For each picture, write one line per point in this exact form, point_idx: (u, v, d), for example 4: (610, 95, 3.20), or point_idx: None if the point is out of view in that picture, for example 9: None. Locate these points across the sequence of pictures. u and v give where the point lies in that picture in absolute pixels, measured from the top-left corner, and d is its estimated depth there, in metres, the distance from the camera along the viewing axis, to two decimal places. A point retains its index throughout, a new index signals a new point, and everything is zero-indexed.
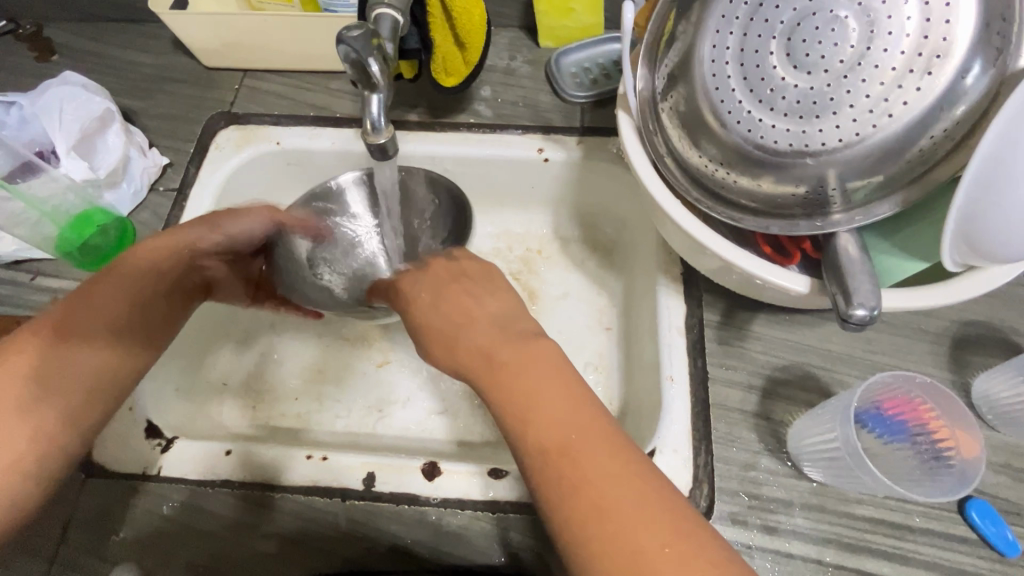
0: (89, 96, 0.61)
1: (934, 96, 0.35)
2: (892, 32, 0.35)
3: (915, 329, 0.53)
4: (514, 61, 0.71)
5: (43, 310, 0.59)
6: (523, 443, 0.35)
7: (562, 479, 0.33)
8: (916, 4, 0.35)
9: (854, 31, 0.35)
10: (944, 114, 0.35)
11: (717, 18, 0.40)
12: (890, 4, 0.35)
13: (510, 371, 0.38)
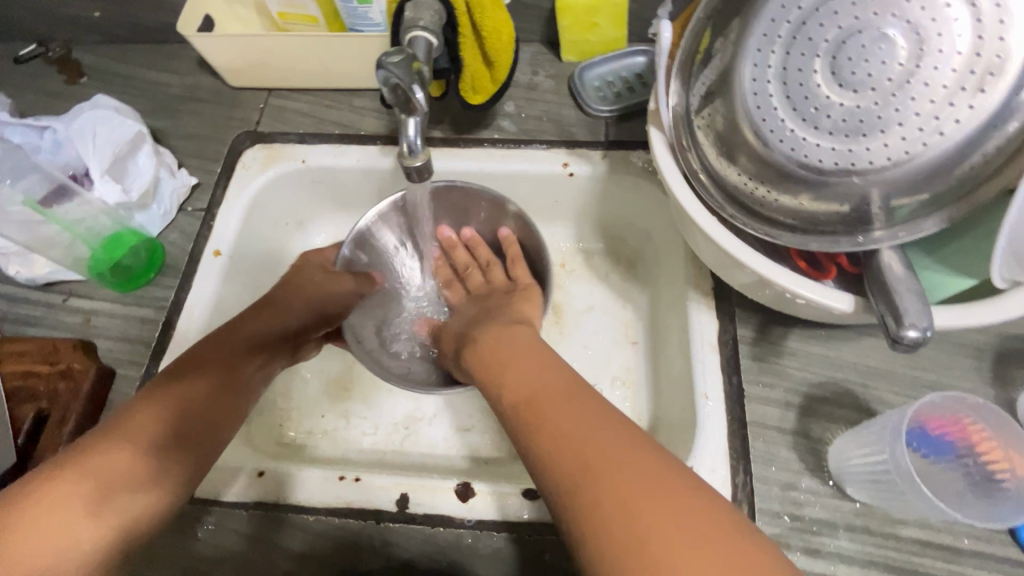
0: (121, 119, 0.61)
1: (986, 115, 0.34)
2: (941, 50, 0.34)
3: (956, 343, 0.52)
4: (537, 76, 0.71)
5: (76, 331, 0.59)
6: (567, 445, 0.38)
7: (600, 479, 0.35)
8: (967, 21, 0.34)
9: (902, 48, 0.35)
10: (996, 131, 0.35)
11: (758, 37, 0.39)
12: (940, 21, 0.34)
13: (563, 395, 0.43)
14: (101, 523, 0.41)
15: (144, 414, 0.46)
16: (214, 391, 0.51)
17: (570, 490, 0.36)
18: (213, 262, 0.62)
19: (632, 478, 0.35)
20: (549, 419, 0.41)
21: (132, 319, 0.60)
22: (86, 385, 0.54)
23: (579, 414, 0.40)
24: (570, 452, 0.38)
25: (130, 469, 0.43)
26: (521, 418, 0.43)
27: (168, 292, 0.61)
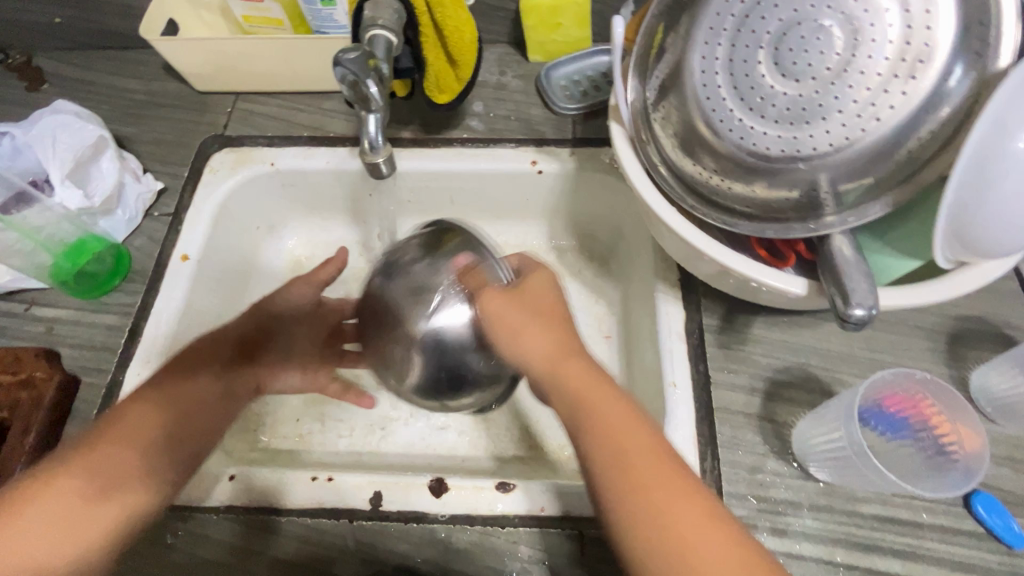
0: (81, 124, 0.61)
1: (919, 102, 0.36)
2: (876, 39, 0.36)
3: (911, 325, 0.54)
4: (504, 77, 0.72)
5: (39, 340, 0.58)
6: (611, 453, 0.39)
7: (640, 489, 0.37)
8: (897, 12, 0.36)
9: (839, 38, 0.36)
10: (928, 116, 0.37)
11: (706, 30, 0.41)
12: (872, 12, 0.36)
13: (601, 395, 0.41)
14: (108, 511, 0.42)
15: (135, 416, 0.47)
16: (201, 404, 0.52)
17: (622, 496, 0.38)
18: (180, 267, 0.61)
19: (674, 483, 0.37)
20: (604, 420, 0.40)
21: (98, 326, 0.59)
22: (48, 395, 0.53)
23: (629, 425, 0.40)
24: (622, 456, 0.38)
25: (118, 472, 0.44)
26: (575, 407, 0.41)
27: (134, 298, 0.61)
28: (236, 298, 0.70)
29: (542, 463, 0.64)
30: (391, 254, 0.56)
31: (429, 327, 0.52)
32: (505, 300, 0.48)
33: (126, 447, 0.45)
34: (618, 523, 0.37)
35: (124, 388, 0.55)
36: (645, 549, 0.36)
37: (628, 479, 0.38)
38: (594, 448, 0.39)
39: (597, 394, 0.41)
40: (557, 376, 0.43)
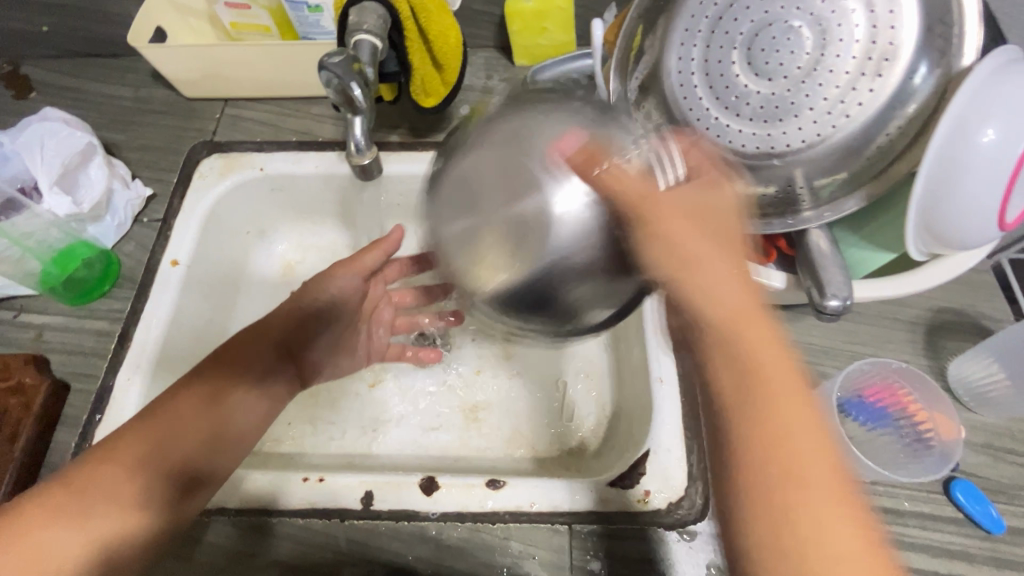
0: (69, 130, 0.61)
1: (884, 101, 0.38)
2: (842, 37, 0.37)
3: (892, 318, 0.55)
4: (491, 80, 0.73)
5: (28, 347, 0.58)
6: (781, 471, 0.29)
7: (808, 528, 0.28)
8: (863, 12, 0.37)
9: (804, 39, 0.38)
10: (897, 112, 0.38)
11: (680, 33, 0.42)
12: (839, 13, 0.37)
13: (785, 396, 0.31)
14: (84, 534, 0.40)
15: (128, 437, 0.44)
16: (195, 423, 0.46)
17: (764, 494, 0.29)
18: (170, 272, 0.62)
19: (850, 512, 0.28)
20: (770, 403, 0.30)
21: (88, 332, 0.59)
22: (37, 401, 0.53)
23: (816, 448, 0.30)
24: (781, 450, 0.29)
25: (96, 500, 0.41)
26: (743, 370, 0.31)
27: (124, 304, 0.61)
28: (227, 303, 0.70)
29: (534, 461, 0.65)
30: (485, 127, 0.37)
31: (560, 207, 0.34)
32: (686, 218, 0.33)
33: (113, 466, 0.42)
34: (750, 530, 0.29)
35: (115, 394, 0.55)
36: (770, 561, 0.28)
37: (783, 478, 0.29)
38: (744, 430, 0.30)
39: (771, 366, 0.31)
40: (727, 331, 0.32)
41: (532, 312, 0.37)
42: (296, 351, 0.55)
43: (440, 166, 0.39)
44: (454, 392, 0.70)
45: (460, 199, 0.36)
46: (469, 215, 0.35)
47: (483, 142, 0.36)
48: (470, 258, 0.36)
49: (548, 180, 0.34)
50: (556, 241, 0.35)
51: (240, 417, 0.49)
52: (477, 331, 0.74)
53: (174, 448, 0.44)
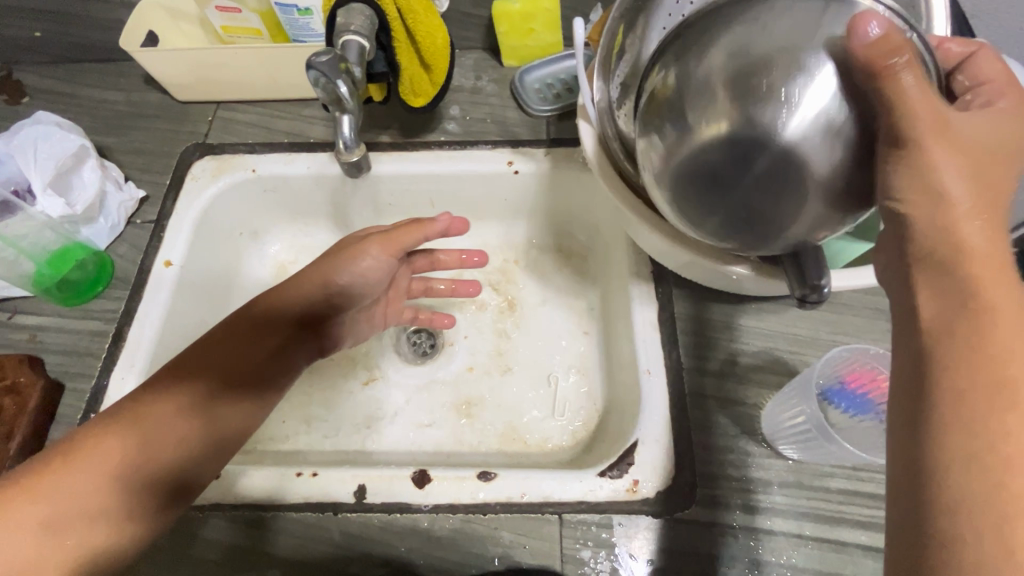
0: (63, 134, 0.62)
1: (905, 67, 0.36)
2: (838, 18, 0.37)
3: (873, 309, 0.56)
4: (480, 81, 0.74)
5: (22, 347, 0.59)
6: (996, 373, 0.28)
7: (1009, 428, 0.27)
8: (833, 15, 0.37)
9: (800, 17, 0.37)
10: None
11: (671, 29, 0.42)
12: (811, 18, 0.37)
13: (1005, 312, 0.30)
14: (60, 542, 0.40)
15: (102, 438, 0.44)
16: (178, 421, 0.47)
17: (966, 399, 0.28)
18: (163, 273, 0.62)
19: None
20: (1007, 346, 0.29)
21: (81, 332, 0.60)
22: (32, 401, 0.53)
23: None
24: (1007, 393, 0.28)
25: (86, 504, 0.42)
26: (983, 312, 0.30)
27: (118, 304, 0.61)
28: (220, 303, 0.70)
29: (526, 455, 0.65)
30: (726, 68, 0.36)
31: (801, 130, 0.35)
32: (959, 154, 0.34)
33: (88, 469, 0.42)
34: (945, 419, 0.29)
35: (109, 394, 0.55)
36: (962, 456, 0.27)
37: (986, 387, 0.28)
38: (978, 368, 0.29)
39: (1014, 313, 0.30)
40: (974, 278, 0.31)
41: (742, 238, 0.40)
42: (296, 349, 0.56)
43: (668, 111, 0.39)
44: (448, 389, 0.71)
45: (709, 143, 0.37)
46: (726, 159, 0.36)
47: (722, 87, 0.36)
48: (702, 188, 0.38)
49: (794, 98, 0.35)
50: (798, 180, 0.36)
51: (238, 418, 0.50)
52: (470, 328, 0.75)
53: (167, 451, 0.45)
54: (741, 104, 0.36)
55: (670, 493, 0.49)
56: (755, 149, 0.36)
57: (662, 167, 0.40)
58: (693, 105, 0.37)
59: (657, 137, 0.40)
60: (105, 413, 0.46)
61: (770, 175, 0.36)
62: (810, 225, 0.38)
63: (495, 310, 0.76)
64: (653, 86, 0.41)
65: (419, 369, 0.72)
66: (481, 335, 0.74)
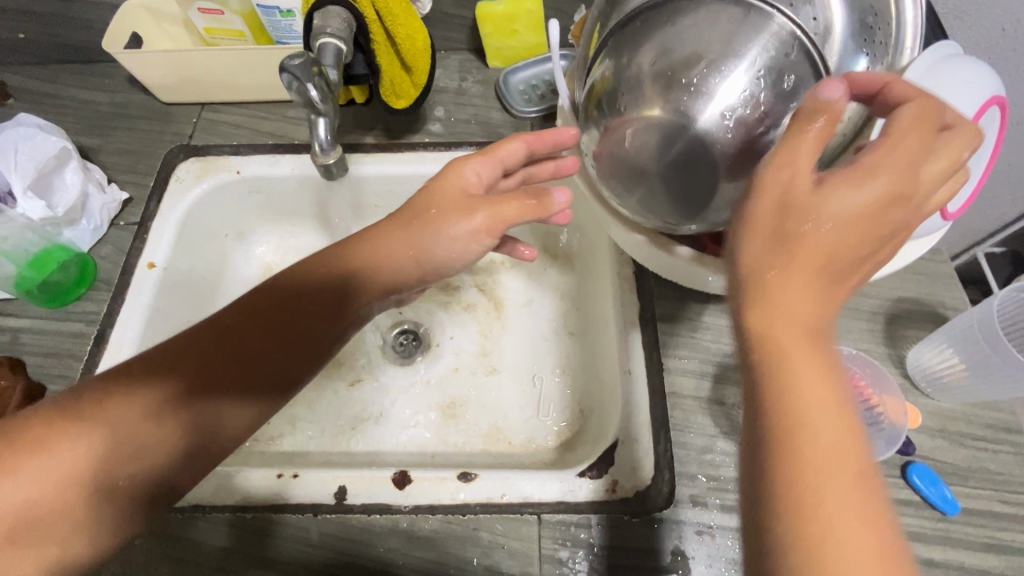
0: (44, 136, 0.62)
1: (809, 64, 0.38)
2: (776, 15, 0.38)
3: (855, 309, 0.56)
4: (465, 82, 0.74)
5: (5, 349, 0.59)
6: (788, 437, 0.27)
7: (802, 499, 0.26)
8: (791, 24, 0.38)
9: (742, 26, 0.38)
10: None
11: (617, 18, 0.43)
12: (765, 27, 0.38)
13: (802, 367, 0.28)
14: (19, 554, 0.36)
15: (67, 436, 0.39)
16: (161, 424, 0.43)
17: (765, 467, 0.27)
18: (147, 274, 0.62)
19: (855, 495, 0.26)
20: (803, 414, 0.27)
21: (64, 334, 0.60)
22: (13, 402, 0.54)
23: (827, 424, 0.27)
24: (802, 470, 0.26)
25: (36, 511, 0.37)
26: (774, 377, 0.28)
27: (101, 306, 0.61)
28: (205, 305, 0.70)
29: (510, 455, 0.66)
30: (654, 64, 0.38)
31: (714, 120, 0.37)
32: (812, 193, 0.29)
33: (50, 476, 0.38)
34: (753, 486, 0.28)
35: None
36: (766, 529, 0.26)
37: (781, 453, 0.27)
38: (778, 447, 0.27)
39: (806, 367, 0.28)
40: (764, 336, 0.29)
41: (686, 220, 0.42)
42: (309, 335, 0.52)
43: (605, 107, 0.41)
44: (435, 389, 0.71)
45: (638, 129, 0.38)
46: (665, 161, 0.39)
47: (650, 82, 0.38)
48: (624, 175, 0.41)
49: (705, 86, 0.37)
50: (711, 163, 0.38)
51: (227, 420, 0.47)
52: (457, 328, 0.75)
53: (142, 454, 0.42)
54: (659, 102, 0.38)
55: (649, 493, 0.49)
56: (708, 150, 0.37)
57: (599, 155, 0.42)
58: (618, 101, 0.40)
59: (595, 128, 0.42)
60: (67, 401, 0.41)
61: (692, 162, 0.38)
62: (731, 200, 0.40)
63: (482, 311, 0.76)
64: (592, 80, 0.42)
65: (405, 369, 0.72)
66: (467, 335, 0.75)
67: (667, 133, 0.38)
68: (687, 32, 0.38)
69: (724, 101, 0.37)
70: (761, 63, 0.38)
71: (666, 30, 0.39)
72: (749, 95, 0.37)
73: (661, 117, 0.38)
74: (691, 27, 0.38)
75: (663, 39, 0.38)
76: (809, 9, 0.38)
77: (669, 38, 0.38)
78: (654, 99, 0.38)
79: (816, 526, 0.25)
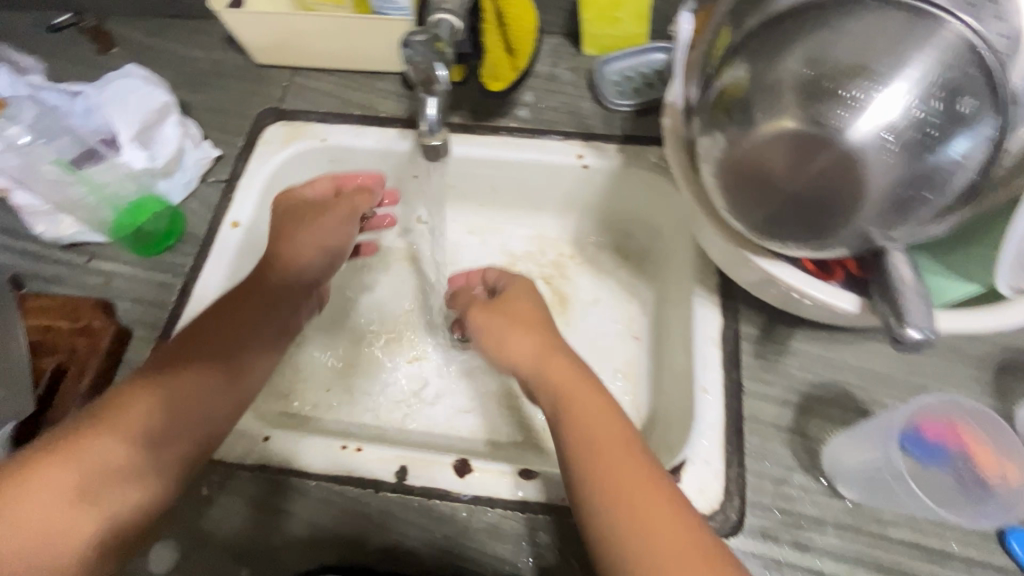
0: (150, 89, 0.65)
1: (985, 84, 0.35)
2: (953, 26, 0.35)
3: (959, 354, 0.52)
4: (556, 68, 0.72)
5: (97, 292, 0.61)
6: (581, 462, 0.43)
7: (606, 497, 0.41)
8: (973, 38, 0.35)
9: (914, 35, 0.35)
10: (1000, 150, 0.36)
11: (760, 19, 0.39)
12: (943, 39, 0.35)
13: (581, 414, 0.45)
14: (91, 511, 0.43)
15: (126, 408, 0.47)
16: (202, 384, 0.50)
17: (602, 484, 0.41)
18: (231, 234, 0.64)
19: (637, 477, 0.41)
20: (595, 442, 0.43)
21: (151, 283, 0.62)
22: (104, 342, 0.56)
23: (609, 432, 0.44)
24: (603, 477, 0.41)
25: (115, 471, 0.44)
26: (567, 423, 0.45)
27: (186, 260, 0.63)
28: None
29: None
30: (800, 72, 0.36)
31: (871, 134, 0.34)
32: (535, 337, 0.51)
33: (114, 437, 0.45)
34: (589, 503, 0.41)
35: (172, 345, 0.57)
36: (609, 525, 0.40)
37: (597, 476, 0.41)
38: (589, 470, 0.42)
39: (587, 409, 0.45)
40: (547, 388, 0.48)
41: (807, 238, 0.38)
42: (285, 306, 0.59)
43: (734, 113, 0.38)
44: (489, 377, 0.70)
45: (771, 139, 0.36)
46: (797, 167, 0.36)
47: (792, 90, 0.36)
48: (742, 183, 0.38)
49: (862, 99, 0.34)
50: (856, 181, 0.35)
51: (251, 378, 0.54)
52: None
53: (193, 415, 0.49)
54: (799, 113, 0.35)
55: (718, 520, 0.47)
56: (857, 168, 0.34)
57: (718, 161, 0.39)
58: (749, 108, 0.37)
59: (721, 134, 0.39)
60: (116, 391, 0.48)
61: (826, 178, 0.35)
62: (864, 228, 0.36)
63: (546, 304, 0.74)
64: (722, 83, 0.40)
65: (460, 355, 0.72)
66: None
67: (805, 144, 0.35)
68: (847, 40, 0.35)
69: (883, 118, 0.34)
70: (932, 77, 0.34)
71: (824, 34, 0.36)
72: (913, 113, 0.34)
73: (796, 129, 0.35)
74: (857, 33, 0.35)
75: (819, 46, 0.36)
76: (994, 24, 0.35)
77: (829, 42, 0.35)
78: (798, 109, 0.35)
79: (608, 508, 0.40)
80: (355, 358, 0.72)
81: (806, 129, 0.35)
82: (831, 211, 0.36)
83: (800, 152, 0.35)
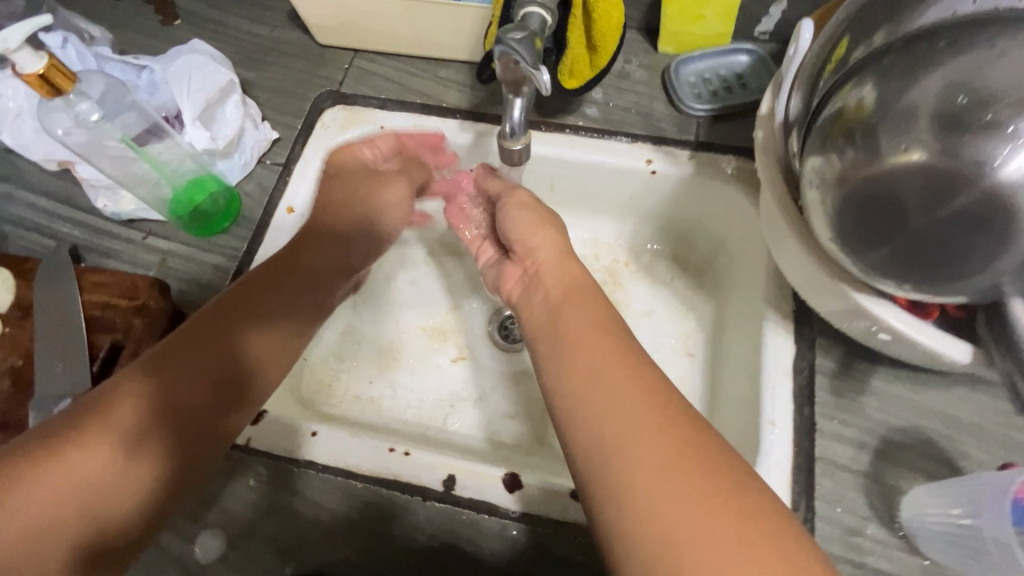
0: (214, 66, 0.64)
1: None
2: None
3: None
4: (629, 65, 0.68)
5: (153, 270, 0.61)
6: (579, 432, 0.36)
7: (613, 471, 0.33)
8: None
9: None
10: None
11: (890, 35, 0.37)
12: None
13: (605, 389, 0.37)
14: (66, 524, 0.35)
15: (119, 399, 0.38)
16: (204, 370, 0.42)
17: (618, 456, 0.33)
18: (285, 219, 0.62)
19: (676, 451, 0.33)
20: (617, 410, 0.35)
21: (205, 264, 0.61)
22: (160, 324, 0.56)
23: (642, 404, 0.35)
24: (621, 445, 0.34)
25: (98, 479, 0.36)
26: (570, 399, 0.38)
27: (240, 243, 0.62)
28: None
29: None
30: (941, 98, 0.33)
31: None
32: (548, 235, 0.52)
33: (100, 439, 0.37)
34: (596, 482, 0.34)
35: None
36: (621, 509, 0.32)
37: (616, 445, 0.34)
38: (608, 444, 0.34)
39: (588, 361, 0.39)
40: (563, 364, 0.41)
41: (924, 280, 0.35)
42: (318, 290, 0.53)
43: (856, 137, 0.36)
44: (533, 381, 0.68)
45: (900, 172, 0.34)
46: (927, 205, 0.33)
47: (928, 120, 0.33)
48: (857, 212, 0.36)
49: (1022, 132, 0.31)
50: (993, 226, 0.32)
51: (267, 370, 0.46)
52: None
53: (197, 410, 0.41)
54: (939, 144, 0.32)
55: None
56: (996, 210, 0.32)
57: (830, 187, 0.37)
58: (873, 132, 0.35)
59: (836, 157, 0.36)
60: (111, 378, 0.40)
61: (957, 219, 0.33)
62: (994, 278, 0.34)
63: None
64: (841, 104, 0.37)
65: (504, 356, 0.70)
66: None
67: (942, 178, 0.32)
68: (1004, 65, 0.32)
69: None
70: None
71: (978, 58, 0.32)
72: None
73: (933, 162, 0.33)
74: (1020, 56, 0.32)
75: (971, 70, 0.32)
76: None
77: (980, 67, 0.32)
78: (938, 139, 0.32)
79: (632, 474, 0.32)
80: (399, 351, 0.70)
81: (944, 162, 0.32)
82: (957, 251, 0.33)
83: (930, 187, 0.33)
